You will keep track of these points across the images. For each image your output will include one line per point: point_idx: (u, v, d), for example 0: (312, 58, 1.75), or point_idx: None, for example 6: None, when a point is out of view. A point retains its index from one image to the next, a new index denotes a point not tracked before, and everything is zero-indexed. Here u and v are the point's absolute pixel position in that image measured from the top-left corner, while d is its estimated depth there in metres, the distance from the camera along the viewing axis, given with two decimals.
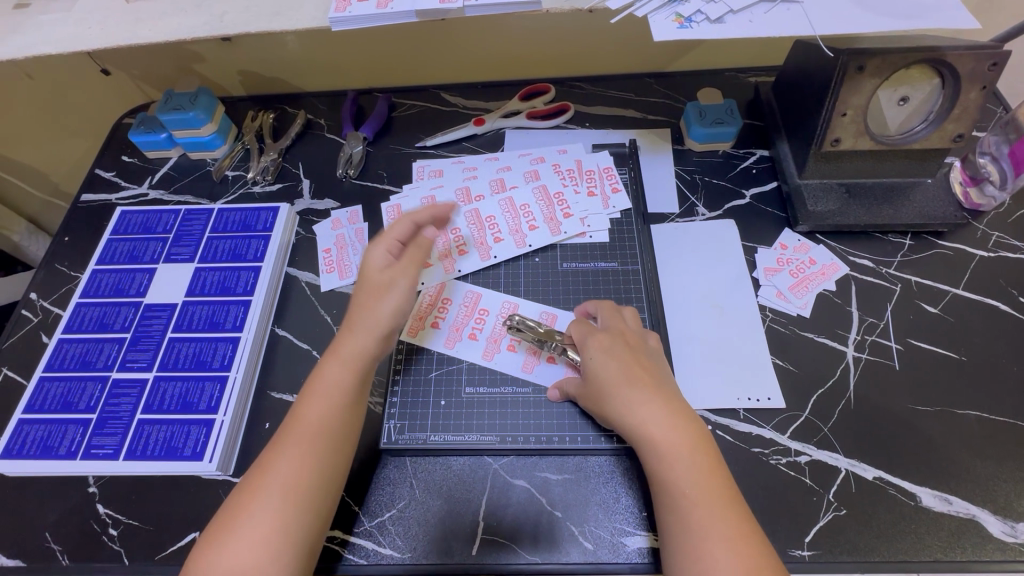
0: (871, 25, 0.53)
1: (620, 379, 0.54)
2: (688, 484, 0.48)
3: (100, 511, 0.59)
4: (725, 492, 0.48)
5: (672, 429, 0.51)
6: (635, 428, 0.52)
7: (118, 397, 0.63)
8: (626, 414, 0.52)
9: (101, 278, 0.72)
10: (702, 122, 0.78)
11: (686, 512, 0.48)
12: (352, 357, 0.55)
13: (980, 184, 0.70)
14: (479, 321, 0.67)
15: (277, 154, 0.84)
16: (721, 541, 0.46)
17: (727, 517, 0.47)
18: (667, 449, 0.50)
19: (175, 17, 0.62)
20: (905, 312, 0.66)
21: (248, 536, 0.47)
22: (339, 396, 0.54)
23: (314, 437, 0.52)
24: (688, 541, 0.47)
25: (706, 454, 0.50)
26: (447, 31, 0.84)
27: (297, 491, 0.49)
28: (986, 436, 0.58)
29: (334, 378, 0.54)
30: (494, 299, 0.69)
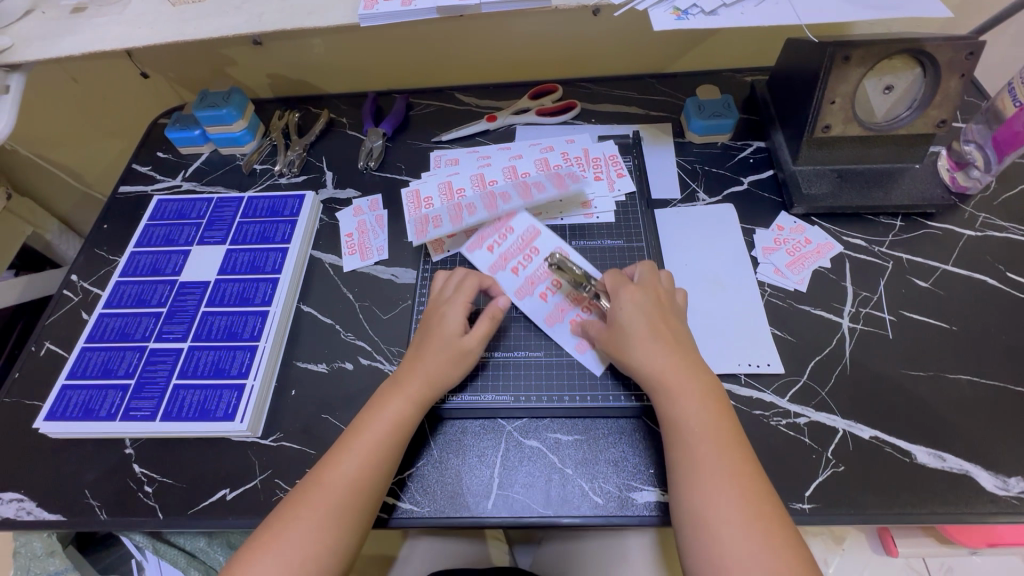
0: (853, 14, 0.58)
1: (641, 330, 0.57)
2: (696, 424, 0.52)
3: (137, 470, 0.63)
4: (730, 435, 0.52)
5: (682, 375, 0.55)
6: (650, 374, 0.56)
7: (155, 364, 0.67)
8: (643, 362, 0.56)
9: (139, 259, 0.77)
10: (701, 115, 0.83)
11: (693, 450, 0.51)
12: (419, 397, 0.59)
13: (965, 169, 0.75)
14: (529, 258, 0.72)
15: (302, 148, 0.90)
16: (724, 476, 0.50)
17: (730, 458, 0.51)
18: (682, 394, 0.54)
19: (218, 17, 0.68)
20: (897, 286, 0.69)
21: (298, 539, 0.51)
22: (402, 429, 0.58)
23: (366, 458, 0.55)
24: (695, 475, 0.50)
25: (715, 402, 0.54)
26: (461, 35, 0.91)
27: (350, 506, 0.53)
28: (977, 398, 0.61)
29: (398, 410, 0.58)
30: (549, 241, 0.73)
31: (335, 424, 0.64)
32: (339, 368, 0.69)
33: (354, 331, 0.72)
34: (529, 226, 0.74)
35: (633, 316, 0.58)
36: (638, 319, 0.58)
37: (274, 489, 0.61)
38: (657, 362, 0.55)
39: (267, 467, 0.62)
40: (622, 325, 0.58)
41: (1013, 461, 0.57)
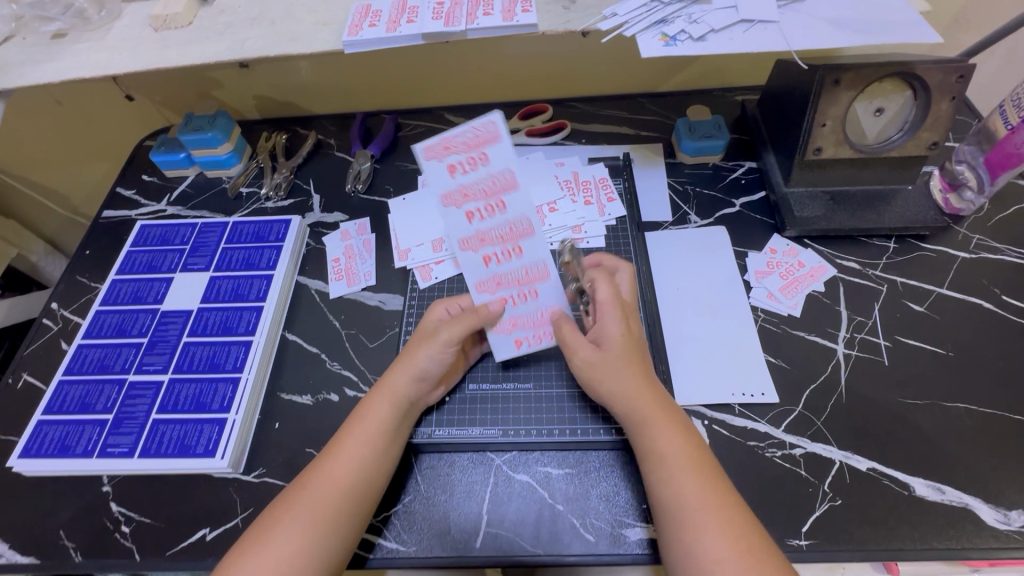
0: (842, 39, 0.57)
1: (623, 358, 0.56)
2: (679, 458, 0.51)
3: (114, 509, 0.61)
4: (710, 468, 0.51)
5: (660, 408, 0.53)
6: (629, 406, 0.54)
7: (134, 398, 0.65)
8: (625, 391, 0.54)
9: (121, 287, 0.75)
10: (692, 136, 0.83)
11: (677, 485, 0.50)
12: (398, 397, 0.57)
13: (958, 190, 0.74)
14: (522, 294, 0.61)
15: (289, 171, 0.89)
16: (711, 512, 0.48)
17: (715, 492, 0.49)
18: (659, 429, 0.52)
19: (202, 43, 0.67)
20: (891, 310, 0.68)
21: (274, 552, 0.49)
22: (383, 430, 0.56)
23: (347, 461, 0.54)
24: (681, 513, 0.48)
25: (691, 435, 0.53)
26: (450, 57, 0.90)
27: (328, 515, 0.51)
28: (976, 427, 0.59)
29: (378, 411, 0.57)
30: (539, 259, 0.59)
31: None
32: (324, 400, 0.67)
33: (340, 360, 0.70)
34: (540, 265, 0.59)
35: (616, 344, 0.57)
36: (620, 346, 0.57)
37: None
38: (636, 394, 0.54)
39: (249, 505, 0.60)
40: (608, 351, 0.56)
41: (1014, 493, 0.56)
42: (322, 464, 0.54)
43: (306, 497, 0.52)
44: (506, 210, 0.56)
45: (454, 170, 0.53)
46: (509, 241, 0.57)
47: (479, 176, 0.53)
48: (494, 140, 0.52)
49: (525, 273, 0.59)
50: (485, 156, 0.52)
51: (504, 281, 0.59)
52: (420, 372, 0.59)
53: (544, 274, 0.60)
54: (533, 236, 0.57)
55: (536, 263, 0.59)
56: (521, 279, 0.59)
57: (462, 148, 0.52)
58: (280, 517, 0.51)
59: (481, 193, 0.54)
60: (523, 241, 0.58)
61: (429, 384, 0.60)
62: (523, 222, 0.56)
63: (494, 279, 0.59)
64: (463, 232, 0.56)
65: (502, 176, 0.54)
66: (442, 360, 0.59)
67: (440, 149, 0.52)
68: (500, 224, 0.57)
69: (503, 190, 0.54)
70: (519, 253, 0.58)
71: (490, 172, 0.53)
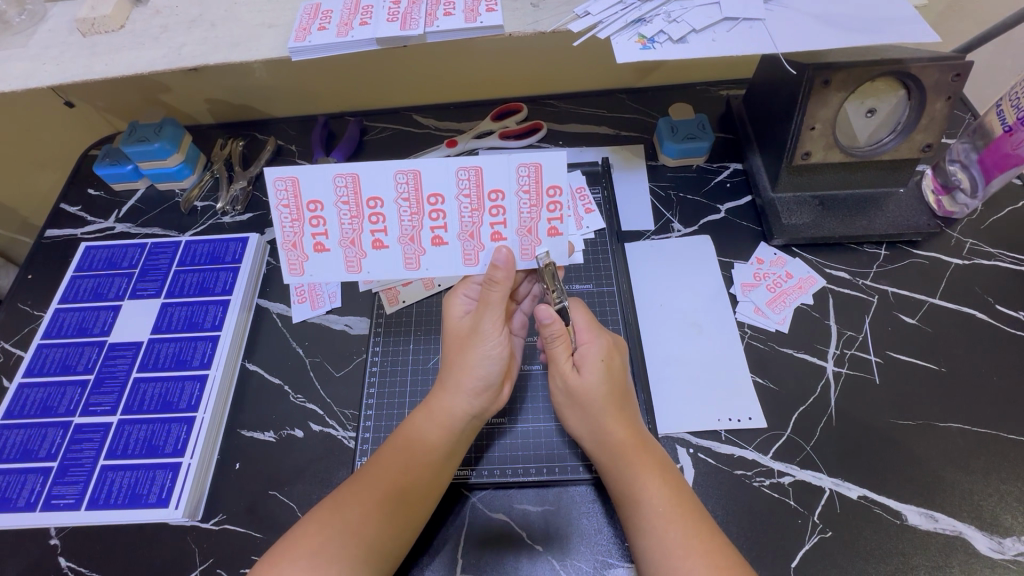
0: (840, 39, 0.51)
1: (599, 397, 0.54)
2: (662, 503, 0.49)
3: (62, 564, 0.57)
4: (696, 510, 0.49)
5: (640, 454, 0.52)
6: (607, 450, 0.53)
7: (80, 443, 0.61)
8: (598, 434, 0.53)
9: (64, 317, 0.70)
10: (675, 138, 0.78)
11: (660, 532, 0.47)
12: (443, 414, 0.54)
13: (951, 193, 0.70)
14: (495, 210, 0.53)
15: (247, 182, 0.83)
16: (697, 557, 0.45)
17: (700, 536, 0.47)
18: (637, 472, 0.51)
19: (133, 50, 0.60)
20: (882, 323, 0.65)
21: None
22: (427, 453, 0.53)
23: (388, 490, 0.50)
24: (665, 561, 0.46)
25: (673, 477, 0.51)
26: (416, 56, 0.84)
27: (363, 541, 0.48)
28: (969, 449, 0.57)
29: (424, 430, 0.54)
30: (495, 173, 0.52)
31: (283, 503, 0.59)
32: (287, 436, 0.63)
33: (304, 393, 0.66)
34: (464, 169, 0.52)
35: (592, 382, 0.54)
36: (597, 383, 0.54)
37: None
38: (611, 437, 0.53)
39: (208, 555, 0.57)
40: (575, 391, 0.54)
41: (1008, 519, 0.54)
42: (363, 486, 0.51)
43: (341, 518, 0.48)
44: (442, 195, 0.53)
45: (383, 241, 0.55)
46: (478, 198, 0.53)
47: (395, 206, 0.54)
48: (296, 179, 0.53)
49: (525, 189, 0.52)
50: (371, 198, 0.53)
51: (530, 228, 0.54)
52: (482, 386, 0.55)
53: (540, 169, 0.52)
54: (486, 168, 0.52)
55: (520, 170, 0.52)
56: (533, 204, 0.53)
57: (356, 216, 0.54)
58: (310, 539, 0.47)
59: (409, 217, 0.54)
60: (487, 182, 0.53)
61: (494, 392, 0.56)
62: (465, 177, 0.53)
63: (526, 239, 0.55)
64: (455, 254, 0.55)
65: (402, 177, 0.53)
66: (498, 359, 0.55)
67: (356, 254, 0.55)
68: (458, 206, 0.54)
69: (420, 185, 0.53)
70: (503, 203, 0.53)
71: (394, 200, 0.54)
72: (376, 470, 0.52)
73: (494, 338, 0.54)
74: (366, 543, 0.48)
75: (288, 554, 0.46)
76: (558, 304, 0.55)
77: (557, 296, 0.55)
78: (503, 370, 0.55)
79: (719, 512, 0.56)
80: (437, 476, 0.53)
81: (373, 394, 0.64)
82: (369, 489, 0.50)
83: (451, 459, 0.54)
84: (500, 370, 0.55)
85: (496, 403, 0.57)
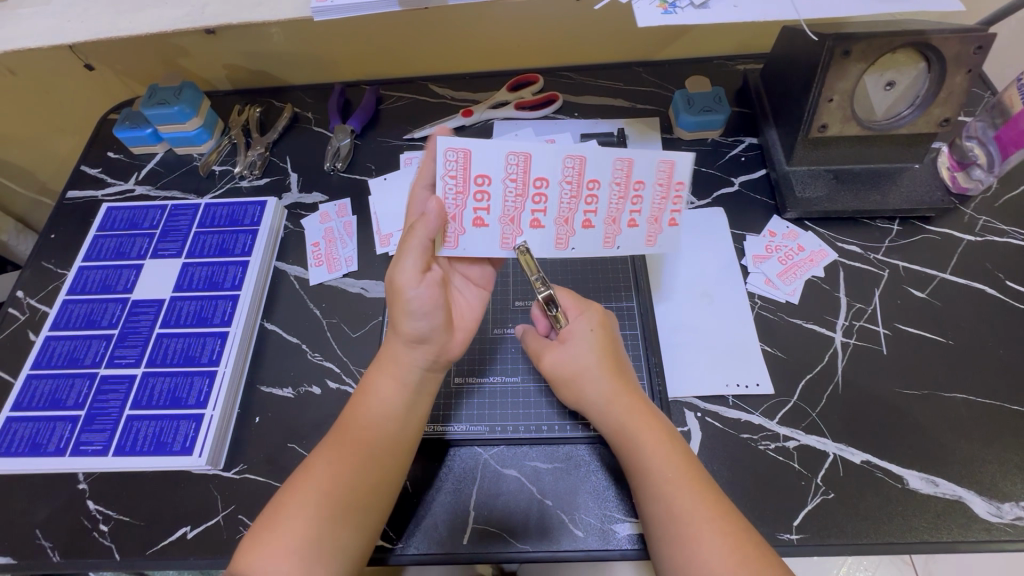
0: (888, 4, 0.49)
1: (594, 365, 0.55)
2: (671, 470, 0.49)
3: (91, 507, 0.60)
4: (705, 478, 0.49)
5: (647, 418, 0.53)
6: (614, 420, 0.53)
7: (106, 394, 0.63)
8: (608, 402, 0.54)
9: (88, 275, 0.72)
10: (691, 110, 0.78)
11: (667, 494, 0.48)
12: (392, 364, 0.54)
13: (967, 168, 0.70)
14: (637, 200, 0.56)
15: (264, 148, 0.84)
16: (700, 521, 0.46)
17: (705, 501, 0.47)
18: (647, 439, 0.51)
19: (155, 8, 0.58)
20: (892, 296, 0.66)
21: (284, 537, 0.46)
22: (390, 410, 0.53)
23: (357, 450, 0.51)
24: (671, 526, 0.47)
25: (682, 446, 0.52)
26: (433, 21, 0.84)
27: (336, 496, 0.49)
28: (974, 419, 0.58)
29: (384, 390, 0.53)
30: (649, 166, 0.55)
31: (302, 455, 0.61)
32: (305, 393, 0.65)
33: (322, 351, 0.67)
34: (618, 159, 0.54)
35: (587, 355, 0.56)
36: (590, 353, 0.56)
37: (238, 526, 0.58)
38: (616, 403, 0.53)
39: (230, 502, 0.59)
40: (572, 364, 0.56)
41: (1008, 485, 0.55)
42: (336, 447, 0.51)
43: (317, 479, 0.49)
44: (599, 181, 0.55)
45: (540, 221, 0.56)
46: (625, 187, 0.55)
47: (557, 188, 0.55)
48: (468, 152, 0.53)
49: (662, 182, 0.55)
50: (537, 178, 0.54)
51: (657, 219, 0.57)
52: (414, 338, 0.53)
53: (674, 165, 0.55)
54: (637, 160, 0.54)
55: (661, 164, 0.55)
56: (664, 197, 0.56)
57: (521, 194, 0.55)
58: (290, 503, 0.48)
59: (567, 199, 0.56)
60: (635, 174, 0.55)
61: (433, 343, 0.54)
62: (619, 167, 0.54)
63: (653, 227, 0.58)
64: (597, 238, 0.58)
65: (570, 161, 0.54)
66: (426, 313, 0.52)
67: (512, 231, 0.57)
68: (609, 193, 0.56)
69: (583, 170, 0.54)
70: (642, 193, 0.56)
71: (557, 181, 0.55)
72: (345, 430, 0.52)
73: (418, 287, 0.51)
74: (339, 505, 0.49)
75: (276, 520, 0.47)
76: (542, 293, 0.57)
77: (541, 285, 0.57)
78: (436, 323, 0.53)
79: (725, 473, 0.57)
80: (402, 428, 0.53)
81: None
82: (338, 450, 0.51)
83: (411, 412, 0.54)
84: (432, 324, 0.53)
85: (446, 353, 0.56)
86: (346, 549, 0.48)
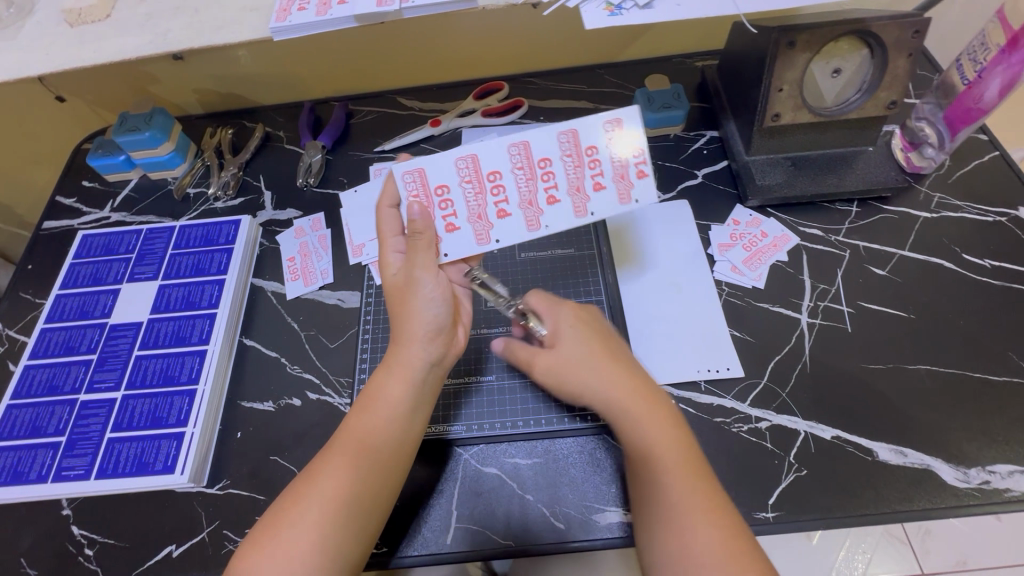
0: None
1: (585, 358, 0.56)
2: (669, 459, 0.49)
3: (75, 532, 0.60)
4: (703, 472, 0.50)
5: (642, 406, 0.52)
6: (610, 406, 0.53)
7: (87, 418, 0.63)
8: (602, 391, 0.54)
9: (65, 302, 0.72)
10: (651, 107, 0.80)
11: (666, 484, 0.48)
12: (402, 367, 0.53)
13: (919, 148, 0.73)
14: (591, 163, 0.54)
15: (237, 168, 0.85)
16: (696, 514, 0.47)
17: (700, 493, 0.48)
18: (645, 425, 0.51)
19: (120, 38, 0.59)
20: (854, 275, 0.68)
21: (288, 547, 0.47)
22: (394, 412, 0.53)
23: (359, 453, 0.51)
24: (666, 515, 0.47)
25: (684, 438, 0.52)
26: (396, 35, 0.86)
27: (339, 505, 0.49)
28: (938, 389, 0.60)
29: (393, 392, 0.53)
30: (592, 128, 0.54)
31: (285, 466, 0.62)
32: (286, 405, 0.65)
33: (300, 363, 0.68)
34: (561, 132, 0.54)
35: (576, 350, 0.56)
36: (578, 347, 0.56)
37: (223, 541, 0.58)
38: (615, 389, 0.53)
39: (215, 518, 0.59)
40: (563, 361, 0.56)
41: (974, 451, 0.56)
42: (339, 454, 0.51)
43: (321, 485, 0.49)
44: (550, 158, 0.55)
45: (506, 210, 0.55)
46: (578, 156, 0.54)
47: (512, 176, 0.55)
48: (423, 167, 0.55)
49: (619, 142, 0.54)
50: (490, 172, 0.55)
51: (624, 174, 0.54)
52: (432, 330, 0.54)
53: (622, 122, 0.54)
54: (579, 128, 0.54)
55: (607, 126, 0.54)
56: (624, 155, 0.54)
57: (480, 192, 0.55)
58: (295, 507, 0.49)
59: (525, 183, 0.55)
60: (582, 141, 0.54)
61: (446, 336, 0.55)
62: (565, 140, 0.54)
63: (622, 184, 0.55)
64: (568, 212, 0.55)
65: (515, 149, 0.55)
66: (440, 299, 0.54)
67: (483, 227, 0.55)
68: (563, 166, 0.55)
69: (530, 153, 0.55)
70: (598, 156, 0.54)
71: (510, 171, 0.55)
72: (348, 436, 0.52)
73: (431, 278, 0.53)
74: (340, 514, 0.49)
75: (276, 529, 0.48)
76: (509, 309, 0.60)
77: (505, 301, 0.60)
78: (448, 311, 0.54)
79: None
80: (405, 432, 0.53)
81: (366, 360, 0.67)
82: (342, 456, 0.51)
83: (415, 413, 0.54)
84: (446, 312, 0.54)
85: (455, 348, 0.58)
86: (347, 554, 0.49)
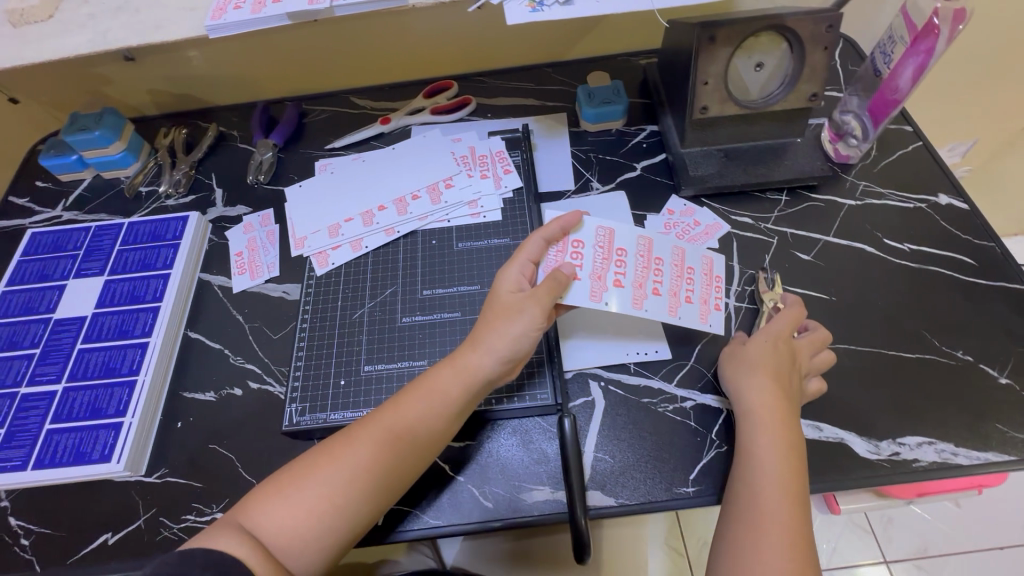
0: None
1: (780, 356, 0.56)
2: (772, 461, 0.51)
3: (12, 523, 0.60)
4: (802, 483, 0.50)
5: (783, 405, 0.53)
6: (753, 401, 0.54)
7: (27, 410, 0.64)
8: (758, 386, 0.55)
9: (11, 298, 0.73)
10: (592, 103, 0.83)
11: (755, 486, 0.50)
12: (465, 372, 0.55)
13: (844, 139, 0.76)
14: (619, 264, 0.61)
15: (189, 166, 0.86)
16: (771, 521, 0.47)
17: (786, 501, 0.48)
18: (765, 425, 0.53)
19: (57, 37, 0.60)
20: (780, 261, 0.71)
21: (305, 505, 0.48)
22: (439, 406, 0.54)
23: (398, 439, 0.52)
24: (741, 520, 0.48)
25: (795, 446, 0.52)
26: (345, 36, 0.88)
27: (366, 480, 0.50)
28: (855, 366, 0.62)
29: (445, 389, 0.54)
30: (664, 246, 0.64)
31: (223, 454, 0.63)
32: (227, 395, 0.67)
33: (243, 354, 0.70)
34: (601, 228, 0.62)
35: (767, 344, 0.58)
36: (769, 340, 0.58)
37: (158, 528, 0.59)
38: (776, 388, 0.54)
39: (152, 505, 0.60)
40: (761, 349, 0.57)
41: (886, 424, 0.59)
42: (370, 431, 0.52)
43: (356, 456, 0.50)
44: (626, 250, 0.62)
45: (577, 273, 0.59)
46: (609, 250, 0.62)
47: (592, 251, 0.61)
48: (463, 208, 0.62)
49: (676, 262, 0.64)
50: (576, 239, 0.61)
51: (677, 292, 0.62)
52: (506, 358, 0.55)
53: (684, 253, 0.65)
54: (654, 240, 0.64)
55: (674, 249, 0.65)
56: (680, 275, 0.63)
57: (559, 251, 0.61)
58: (326, 465, 0.50)
59: (601, 260, 0.61)
60: (615, 241, 0.62)
61: (511, 368, 0.56)
62: (642, 242, 0.63)
63: (673, 300, 0.62)
64: (627, 298, 0.60)
65: (601, 230, 0.62)
66: (529, 337, 0.55)
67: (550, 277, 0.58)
68: (635, 262, 0.62)
69: (612, 239, 0.62)
70: (662, 268, 0.63)
71: (591, 246, 0.61)
72: (382, 421, 0.53)
73: (525, 326, 0.55)
74: (362, 491, 0.50)
75: (295, 486, 0.49)
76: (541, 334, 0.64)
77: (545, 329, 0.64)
78: (529, 349, 0.56)
79: (626, 437, 0.60)
80: (445, 434, 0.54)
81: (302, 349, 0.67)
82: (379, 437, 0.52)
83: (457, 421, 0.55)
84: (528, 350, 0.56)
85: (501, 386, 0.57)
86: (351, 524, 0.49)
